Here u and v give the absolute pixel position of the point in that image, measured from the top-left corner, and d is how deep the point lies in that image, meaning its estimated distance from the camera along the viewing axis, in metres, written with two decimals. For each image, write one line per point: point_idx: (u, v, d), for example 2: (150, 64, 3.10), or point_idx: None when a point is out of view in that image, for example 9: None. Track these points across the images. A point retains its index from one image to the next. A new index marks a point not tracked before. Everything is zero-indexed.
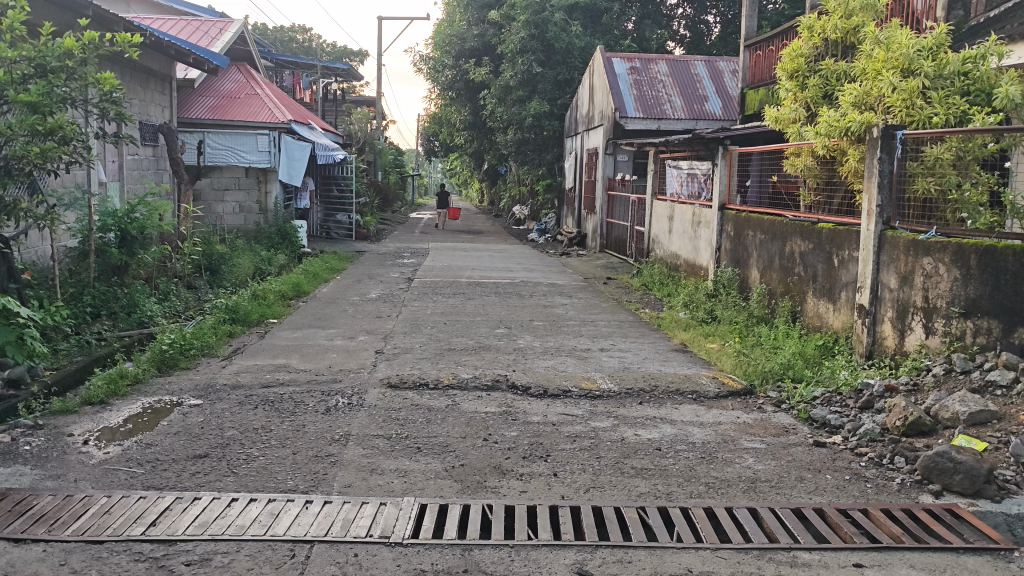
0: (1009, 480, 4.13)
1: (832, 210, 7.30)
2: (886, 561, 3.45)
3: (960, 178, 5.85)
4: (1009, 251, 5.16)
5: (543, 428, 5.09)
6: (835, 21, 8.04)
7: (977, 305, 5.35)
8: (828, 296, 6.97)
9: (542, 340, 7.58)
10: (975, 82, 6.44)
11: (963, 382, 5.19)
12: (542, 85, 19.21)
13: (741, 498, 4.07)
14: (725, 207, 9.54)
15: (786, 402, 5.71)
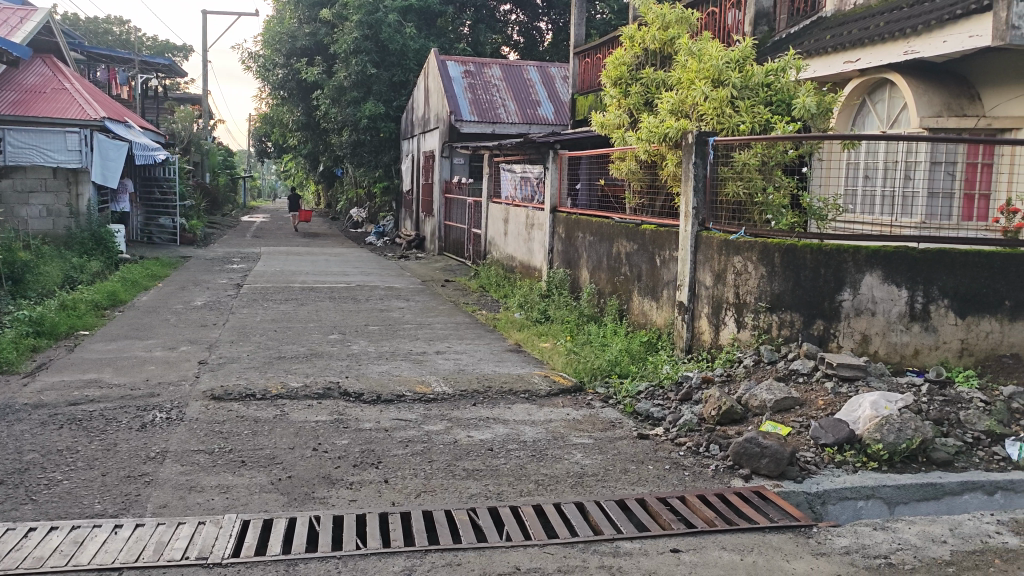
0: (810, 460, 4.45)
1: (654, 213, 7.68)
2: (700, 545, 3.64)
3: (765, 182, 6.23)
4: (808, 250, 5.61)
5: (375, 435, 5.01)
6: (654, 32, 8.42)
7: (781, 300, 5.76)
8: (651, 294, 7.31)
9: (377, 345, 7.48)
10: (776, 93, 6.93)
11: (770, 371, 5.57)
12: (377, 87, 19.10)
13: (568, 493, 4.17)
14: (556, 209, 9.81)
15: (612, 397, 5.93)
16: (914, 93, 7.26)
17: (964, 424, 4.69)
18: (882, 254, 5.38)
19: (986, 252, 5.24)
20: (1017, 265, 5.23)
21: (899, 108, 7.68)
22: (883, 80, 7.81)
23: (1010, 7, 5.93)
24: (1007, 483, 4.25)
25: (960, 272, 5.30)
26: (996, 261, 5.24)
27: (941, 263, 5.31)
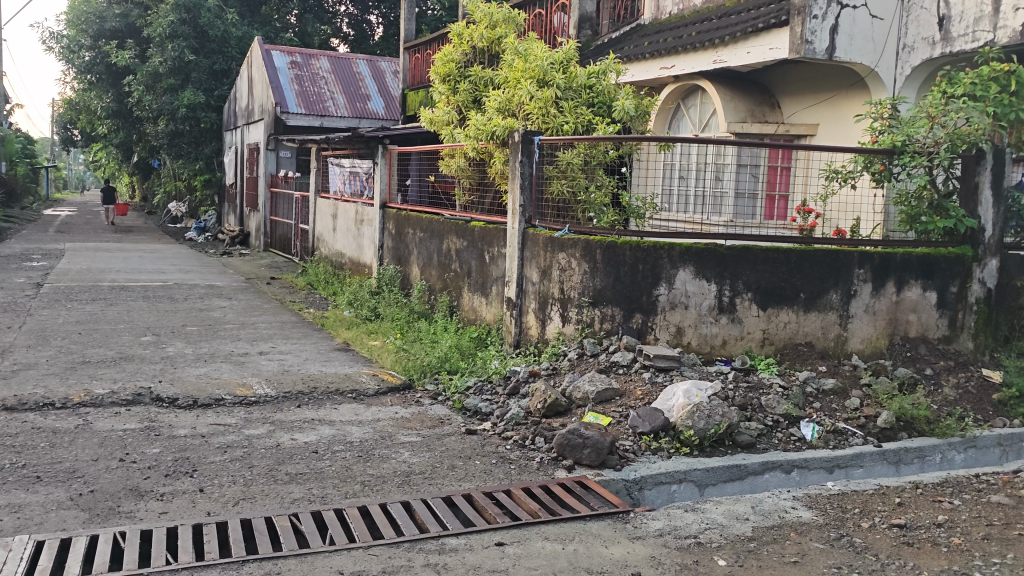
0: (628, 449, 4.64)
1: (483, 210, 7.75)
2: (524, 537, 3.71)
3: (587, 181, 6.48)
4: (627, 246, 5.85)
5: (191, 442, 4.75)
6: (481, 30, 8.52)
7: (603, 295, 5.98)
8: (480, 291, 7.38)
9: (195, 347, 7.09)
10: (598, 95, 7.21)
11: (592, 364, 5.76)
12: (196, 74, 18.19)
13: (395, 493, 4.13)
14: (386, 205, 9.70)
15: (441, 393, 5.93)
16: (722, 99, 7.70)
17: (765, 408, 5.05)
18: (694, 250, 5.70)
19: (783, 248, 5.68)
20: (811, 260, 5.69)
21: (709, 113, 8.17)
22: (695, 86, 8.28)
23: (804, 23, 6.45)
24: (802, 462, 4.62)
25: (761, 267, 5.69)
26: (792, 256, 5.68)
27: (745, 259, 5.68)
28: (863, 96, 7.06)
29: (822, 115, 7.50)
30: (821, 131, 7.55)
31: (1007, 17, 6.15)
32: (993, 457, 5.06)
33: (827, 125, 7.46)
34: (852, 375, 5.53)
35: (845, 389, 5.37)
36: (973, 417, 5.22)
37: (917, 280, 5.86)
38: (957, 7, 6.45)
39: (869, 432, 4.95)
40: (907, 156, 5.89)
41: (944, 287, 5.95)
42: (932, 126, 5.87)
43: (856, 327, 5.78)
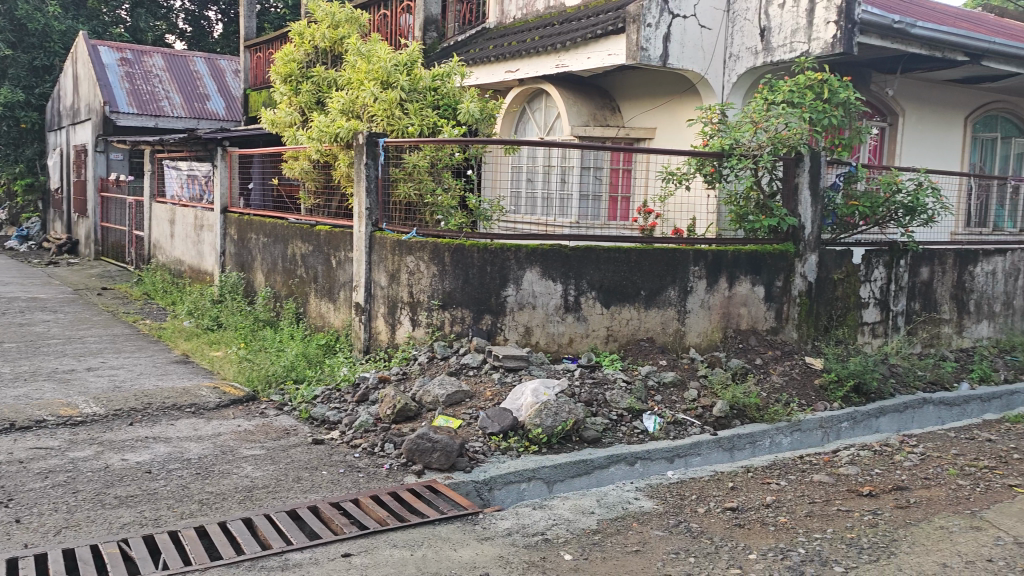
0: (478, 450, 4.65)
1: (329, 213, 7.58)
2: (371, 546, 3.65)
3: (434, 184, 6.46)
4: (475, 248, 5.87)
5: (6, 469, 4.36)
6: (323, 29, 8.33)
7: (452, 297, 5.98)
8: (327, 296, 7.22)
9: (14, 365, 6.53)
10: (442, 97, 7.21)
11: (442, 366, 5.75)
12: (14, 70, 16.84)
13: (236, 509, 3.96)
14: (227, 210, 9.32)
15: (287, 404, 5.74)
16: (564, 103, 7.89)
17: (610, 403, 5.20)
18: (540, 252, 5.80)
19: (624, 248, 5.87)
20: (650, 259, 5.91)
21: (554, 117, 8.34)
22: (539, 91, 8.43)
23: (639, 30, 6.70)
24: (644, 453, 4.78)
25: (604, 266, 5.86)
26: (632, 255, 5.88)
27: (589, 259, 5.83)
28: (694, 102, 7.44)
29: (658, 120, 7.84)
30: (658, 135, 7.90)
31: (820, 30, 6.56)
32: (815, 439, 5.41)
33: (663, 130, 7.81)
34: (689, 368, 5.80)
35: (683, 381, 5.62)
36: (798, 402, 5.58)
37: (746, 275, 6.22)
38: (777, 19, 6.85)
39: (705, 422, 5.20)
40: (734, 159, 6.27)
41: (770, 281, 6.33)
42: (756, 131, 6.32)
43: (693, 322, 6.07)
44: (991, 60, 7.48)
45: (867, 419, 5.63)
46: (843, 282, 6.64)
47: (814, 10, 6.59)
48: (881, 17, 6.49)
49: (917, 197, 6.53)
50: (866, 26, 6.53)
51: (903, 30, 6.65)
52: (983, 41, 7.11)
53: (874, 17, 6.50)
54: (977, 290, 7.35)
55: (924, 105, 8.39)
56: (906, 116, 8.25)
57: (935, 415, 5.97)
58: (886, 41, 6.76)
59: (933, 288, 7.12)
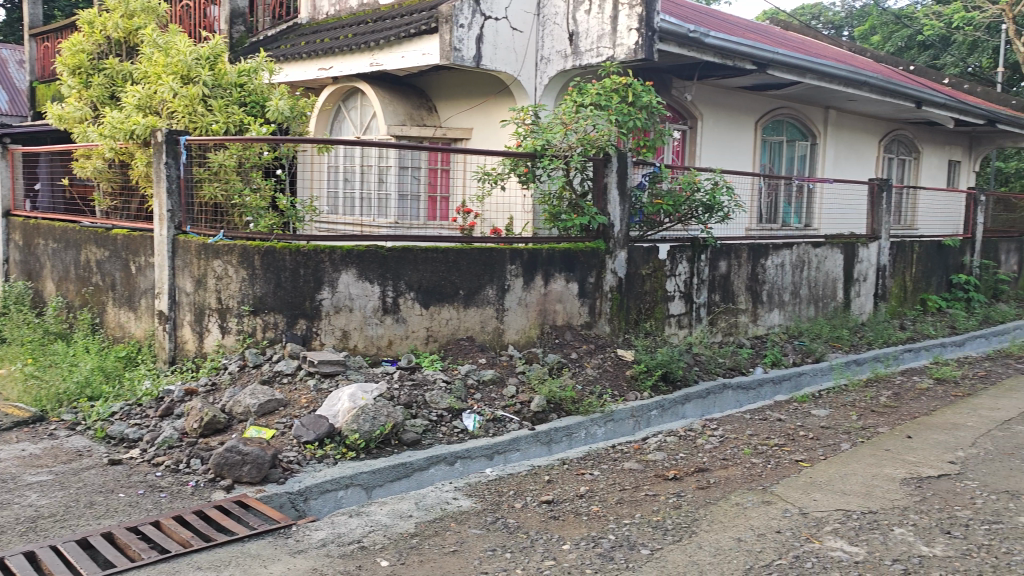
0: (292, 460, 4.47)
1: (129, 216, 7.09)
2: (173, 570, 3.43)
3: (242, 184, 6.22)
4: (286, 250, 5.65)
5: None
6: (116, 19, 7.84)
7: (264, 302, 5.74)
8: (127, 305, 6.73)
9: None
10: (250, 94, 6.92)
11: (255, 375, 5.50)
12: None
13: (17, 543, 3.60)
14: (10, 213, 8.49)
15: (81, 423, 5.29)
16: (380, 102, 7.78)
17: (429, 404, 5.17)
18: (355, 253, 5.67)
19: (441, 248, 5.86)
20: (467, 258, 5.93)
21: (369, 116, 8.21)
22: (354, 89, 8.27)
23: (452, 31, 6.71)
24: (463, 452, 4.78)
25: (422, 267, 5.82)
26: (450, 255, 5.88)
27: (406, 259, 5.77)
28: (507, 103, 7.56)
29: (474, 120, 7.91)
30: (475, 135, 7.97)
31: (623, 36, 6.78)
32: (627, 428, 5.63)
33: (479, 130, 7.89)
34: (508, 365, 5.89)
35: (502, 378, 5.69)
36: (611, 393, 5.80)
37: (561, 273, 6.39)
38: (583, 25, 7.09)
39: (524, 417, 5.28)
40: (546, 159, 6.42)
41: (584, 278, 6.55)
42: (567, 132, 6.49)
43: (511, 319, 6.16)
44: (776, 69, 8.07)
45: (673, 406, 5.92)
46: (650, 277, 6.95)
47: (617, 17, 6.81)
48: (678, 26, 6.84)
49: (714, 195, 6.98)
50: (665, 34, 6.86)
51: (697, 39, 7.04)
52: (768, 52, 7.67)
53: (671, 26, 6.84)
54: (769, 281, 7.94)
55: (720, 109, 8.98)
56: (704, 120, 8.79)
57: (733, 399, 6.38)
58: (683, 48, 7.14)
59: (731, 280, 7.60)
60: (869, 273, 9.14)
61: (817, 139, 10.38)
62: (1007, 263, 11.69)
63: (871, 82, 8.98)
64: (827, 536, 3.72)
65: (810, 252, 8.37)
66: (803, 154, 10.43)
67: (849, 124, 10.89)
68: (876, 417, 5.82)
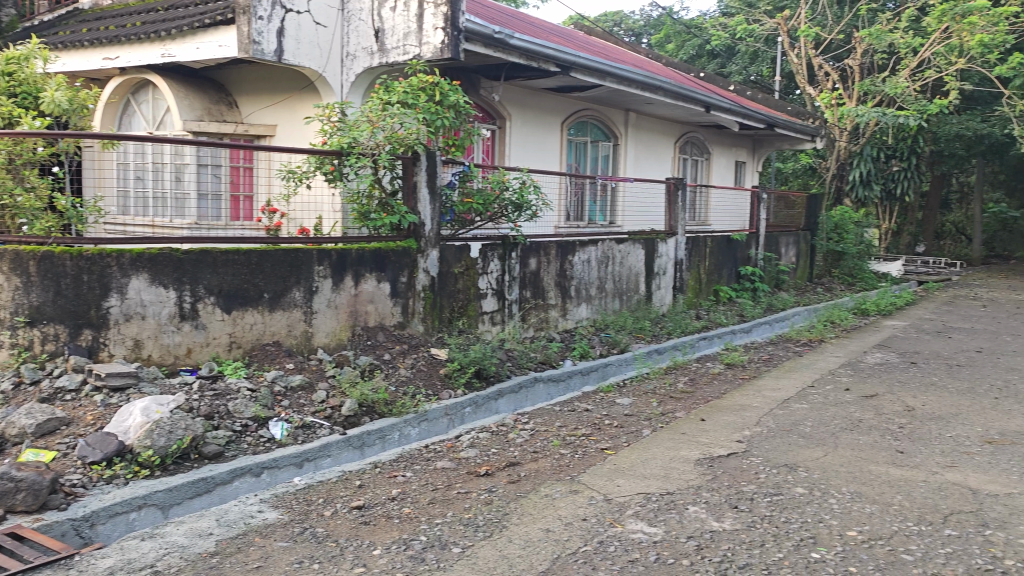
0: (76, 483, 4.07)
1: None
2: None
3: (12, 183, 5.44)
4: (66, 255, 5.09)
5: None
6: None
7: (41, 312, 5.12)
8: None
9: None
10: (20, 84, 6.31)
11: (31, 394, 4.90)
12: None
13: None
14: None
15: None
16: (174, 96, 7.31)
17: (233, 414, 4.91)
18: (146, 257, 5.25)
19: (244, 249, 5.59)
20: (271, 260, 5.70)
21: (162, 110, 7.70)
22: (144, 81, 7.74)
23: (251, 23, 6.42)
24: (270, 462, 4.58)
25: (222, 270, 5.52)
26: (253, 257, 5.62)
27: (204, 263, 5.45)
28: (313, 99, 7.35)
29: (278, 116, 7.64)
30: (280, 132, 7.69)
31: (429, 35, 6.75)
32: (441, 427, 5.61)
33: (283, 127, 7.63)
34: (318, 369, 5.73)
35: (311, 383, 5.53)
36: (425, 393, 5.77)
37: (371, 273, 6.29)
38: (389, 22, 7.00)
39: (335, 422, 5.15)
40: (353, 157, 6.27)
41: (395, 278, 6.48)
42: (374, 130, 6.35)
43: (320, 322, 6.00)
44: (578, 72, 8.34)
45: (487, 402, 5.98)
46: (463, 276, 7.00)
47: (423, 15, 6.77)
48: (483, 26, 6.91)
49: (522, 194, 7.14)
50: (471, 34, 6.90)
51: (502, 40, 7.14)
52: (570, 54, 7.93)
53: (477, 26, 6.89)
54: (576, 277, 8.21)
55: (527, 110, 9.19)
56: (513, 120, 8.97)
57: (544, 392, 6.53)
58: (489, 49, 7.21)
59: (540, 277, 7.79)
60: (668, 267, 9.69)
61: (619, 140, 10.88)
62: (787, 255, 12.80)
63: (665, 86, 9.52)
64: (629, 519, 3.89)
65: (614, 248, 8.75)
66: (607, 154, 10.90)
67: (648, 127, 11.50)
68: (674, 403, 6.17)
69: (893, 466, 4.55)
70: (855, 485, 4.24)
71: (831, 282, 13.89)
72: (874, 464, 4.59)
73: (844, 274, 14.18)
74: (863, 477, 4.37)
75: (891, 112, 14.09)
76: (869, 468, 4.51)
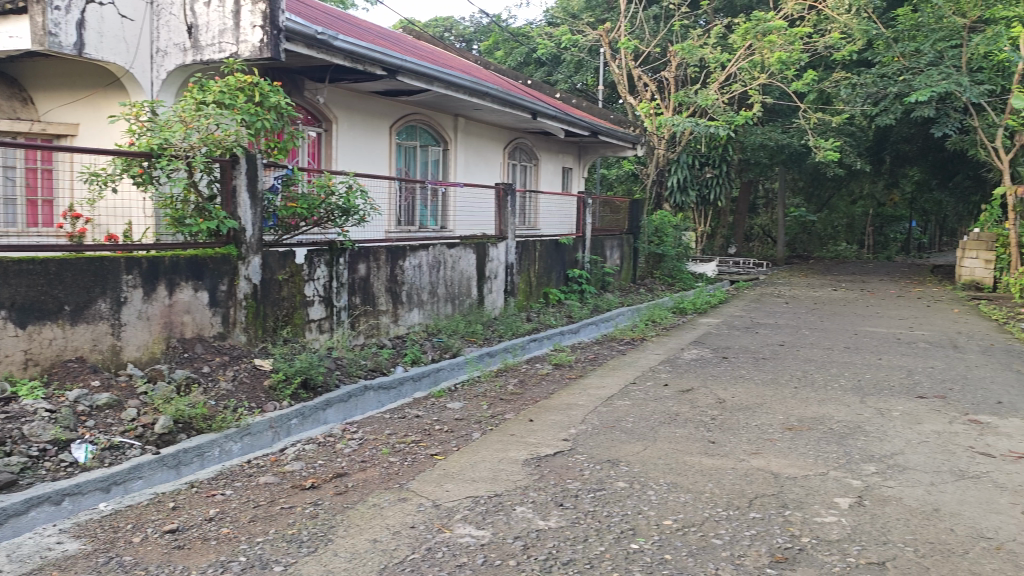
0: None
1: None
2: None
3: None
4: None
5: None
6: None
7: None
8: None
9: None
10: None
11: None
12: None
13: None
14: None
15: None
16: None
17: (28, 438, 4.48)
18: None
19: (40, 259, 5.07)
20: (72, 269, 5.23)
21: None
22: None
23: (45, 13, 5.92)
24: (73, 488, 4.20)
25: (14, 282, 4.95)
26: (51, 266, 5.12)
27: None
28: (120, 97, 6.91)
29: (81, 115, 7.11)
30: (82, 131, 7.16)
31: (247, 32, 6.48)
32: (266, 440, 5.38)
33: (87, 127, 7.10)
34: (128, 386, 5.35)
35: (120, 401, 5.15)
36: (247, 406, 5.52)
37: (187, 281, 5.95)
38: (203, 18, 6.66)
39: (147, 442, 4.82)
40: (165, 160, 5.91)
41: (214, 286, 6.17)
42: (188, 131, 6.05)
43: (130, 334, 5.59)
44: (405, 75, 8.30)
45: (315, 412, 5.79)
46: (288, 283, 6.77)
47: (240, 12, 6.49)
48: (305, 26, 6.69)
49: (350, 199, 7.01)
50: (292, 33, 6.67)
51: (325, 42, 6.98)
52: (396, 58, 7.86)
53: (298, 26, 6.69)
54: (407, 282, 8.15)
55: (354, 113, 9.05)
56: (339, 123, 8.81)
57: (375, 400, 6.41)
58: (311, 50, 7.03)
59: (370, 283, 7.68)
60: (499, 271, 9.83)
61: (448, 145, 10.94)
62: (611, 258, 13.33)
63: (492, 92, 9.64)
64: (457, 523, 3.89)
65: (445, 252, 8.77)
66: (437, 158, 10.92)
67: (477, 132, 11.63)
68: (504, 405, 6.26)
69: (706, 456, 4.82)
70: (671, 477, 4.45)
71: (653, 283, 14.61)
72: (689, 454, 4.84)
73: (665, 274, 15.04)
74: (678, 468, 4.60)
75: (703, 122, 15.01)
76: (684, 459, 4.75)
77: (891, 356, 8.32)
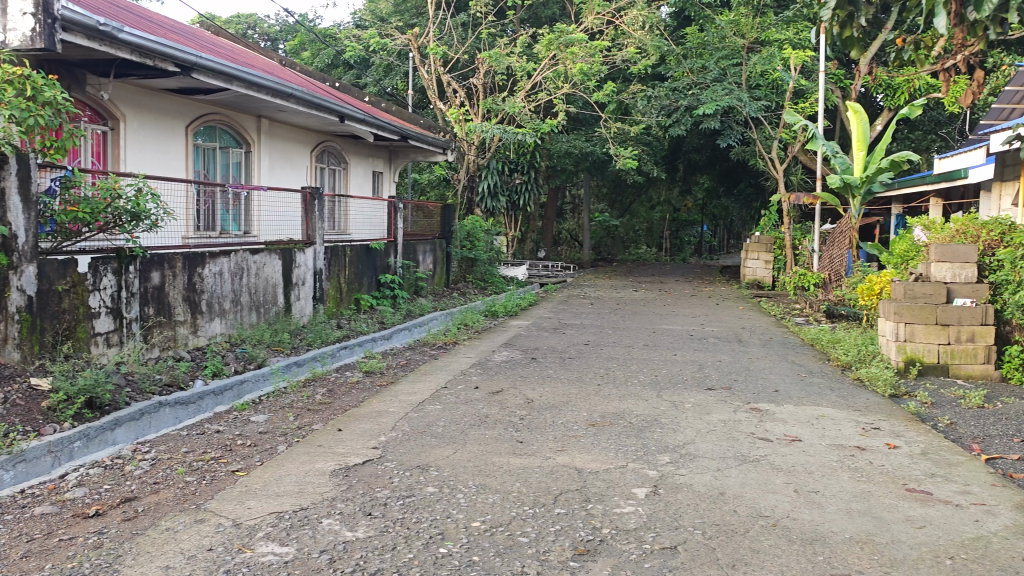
0: None
1: None
2: None
3: None
4: None
5: None
6: None
7: None
8: None
9: None
10: None
11: None
12: None
13: None
14: None
15: None
16: None
17: None
18: None
19: None
20: None
21: None
22: None
23: None
24: None
25: None
26: None
27: None
28: None
29: None
30: None
31: (15, 20, 5.82)
32: (43, 466, 4.84)
33: None
34: None
35: None
36: (21, 431, 4.99)
37: None
38: None
39: None
40: None
41: None
42: None
43: None
44: (200, 73, 7.87)
45: (101, 433, 5.30)
46: (70, 293, 6.19)
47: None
48: (85, 16, 6.18)
49: (139, 202, 6.60)
50: (69, 23, 6.12)
51: (109, 33, 6.47)
52: (190, 54, 7.45)
53: (77, 15, 6.14)
54: (207, 290, 7.74)
55: (145, 111, 8.51)
56: (127, 121, 8.24)
57: (171, 416, 6.00)
58: (92, 41, 6.49)
59: (165, 292, 7.21)
60: (306, 277, 9.55)
61: (251, 147, 10.50)
62: (424, 262, 13.33)
63: (297, 94, 9.36)
64: (259, 542, 3.72)
65: (248, 259, 8.41)
66: (238, 161, 10.45)
67: (282, 134, 11.26)
68: (311, 416, 6.09)
69: (514, 456, 4.92)
70: (480, 478, 4.51)
71: (465, 287, 14.79)
72: (497, 455, 4.93)
73: (477, 278, 15.31)
74: (487, 469, 4.67)
75: (511, 129, 15.39)
76: (493, 460, 4.83)
77: (685, 352, 8.89)
